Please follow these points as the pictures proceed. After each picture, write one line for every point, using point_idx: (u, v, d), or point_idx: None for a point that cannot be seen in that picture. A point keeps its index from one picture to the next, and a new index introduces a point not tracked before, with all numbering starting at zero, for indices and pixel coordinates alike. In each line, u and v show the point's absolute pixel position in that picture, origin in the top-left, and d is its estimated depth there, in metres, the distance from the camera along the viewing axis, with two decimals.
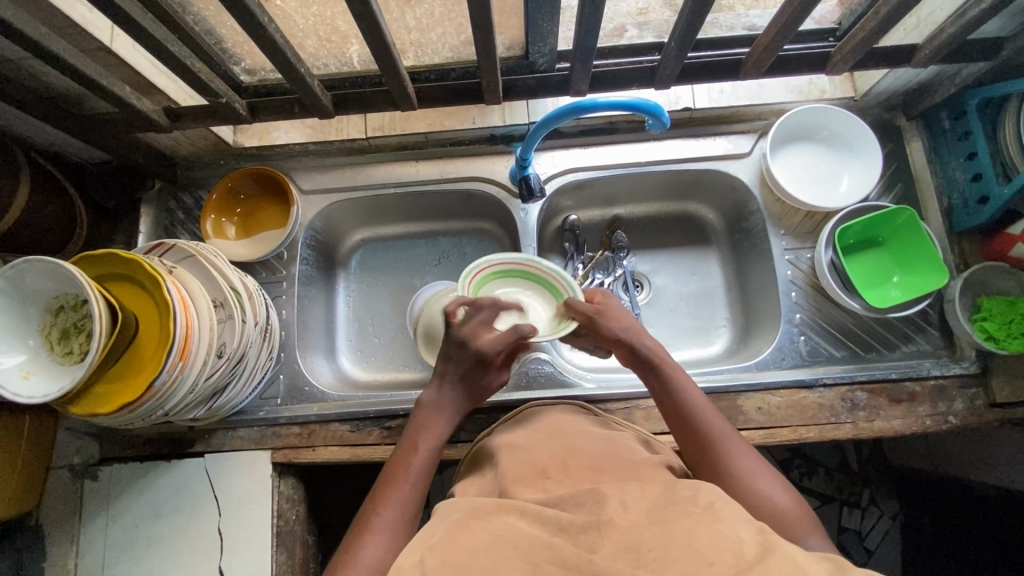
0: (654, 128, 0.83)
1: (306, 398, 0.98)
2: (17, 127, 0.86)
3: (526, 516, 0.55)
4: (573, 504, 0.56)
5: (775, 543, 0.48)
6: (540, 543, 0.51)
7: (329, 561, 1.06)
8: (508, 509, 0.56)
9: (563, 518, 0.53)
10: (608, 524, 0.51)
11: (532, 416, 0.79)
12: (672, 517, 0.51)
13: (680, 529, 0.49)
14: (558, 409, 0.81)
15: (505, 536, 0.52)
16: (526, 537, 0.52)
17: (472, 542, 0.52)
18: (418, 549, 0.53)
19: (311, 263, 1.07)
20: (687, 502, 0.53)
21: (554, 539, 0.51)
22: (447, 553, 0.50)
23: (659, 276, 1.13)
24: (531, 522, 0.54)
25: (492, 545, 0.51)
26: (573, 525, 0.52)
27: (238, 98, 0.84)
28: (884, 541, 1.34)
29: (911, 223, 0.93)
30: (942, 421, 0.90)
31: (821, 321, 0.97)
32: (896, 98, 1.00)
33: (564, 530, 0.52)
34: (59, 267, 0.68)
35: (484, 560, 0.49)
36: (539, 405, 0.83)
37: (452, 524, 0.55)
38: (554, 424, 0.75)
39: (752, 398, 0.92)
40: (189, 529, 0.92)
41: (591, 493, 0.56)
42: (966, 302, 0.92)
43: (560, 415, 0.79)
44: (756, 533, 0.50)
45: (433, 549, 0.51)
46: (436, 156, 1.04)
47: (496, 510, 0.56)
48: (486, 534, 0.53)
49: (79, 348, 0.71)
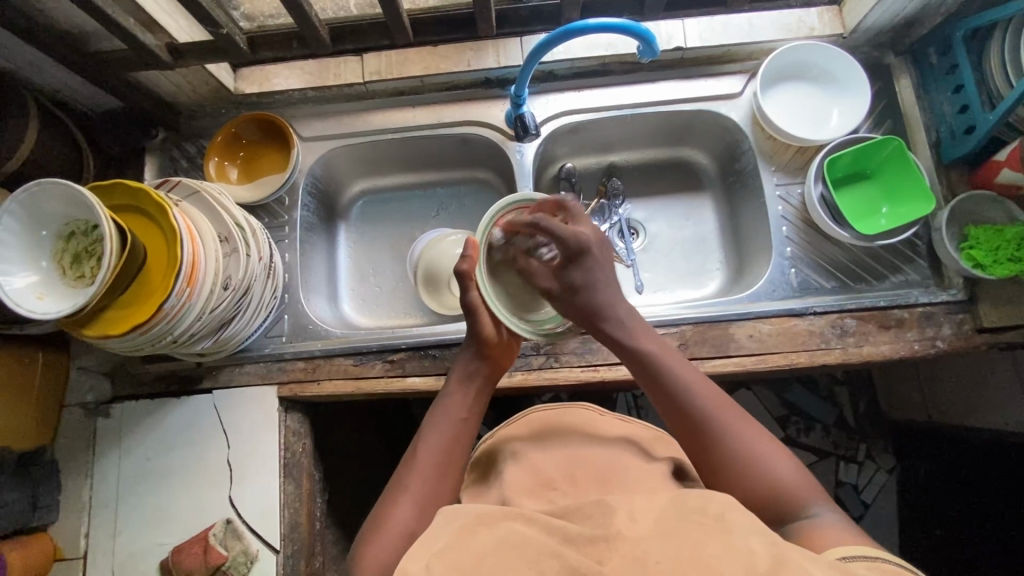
0: (646, 56, 0.86)
1: (310, 336, 1.01)
2: (24, 73, 0.89)
3: (534, 525, 0.55)
4: (581, 517, 0.57)
5: (789, 556, 0.47)
6: (549, 551, 0.51)
7: (336, 501, 1.08)
8: (514, 516, 0.56)
9: (573, 531, 0.53)
10: (617, 538, 0.51)
11: (543, 426, 0.81)
12: (681, 531, 0.51)
13: (687, 542, 0.49)
14: (564, 411, 0.84)
15: (510, 540, 0.52)
16: (534, 543, 0.52)
17: (481, 542, 0.52)
18: (423, 554, 0.52)
19: (312, 210, 1.09)
20: (698, 514, 0.53)
21: (563, 548, 0.51)
22: (456, 554, 0.50)
23: (654, 221, 1.15)
24: (540, 530, 0.54)
25: (498, 550, 0.51)
26: (580, 537, 0.53)
27: (239, 33, 0.87)
28: (880, 494, 1.36)
29: (898, 153, 0.95)
30: (930, 345, 0.92)
31: (812, 255, 0.99)
32: (884, 35, 1.01)
33: (570, 541, 0.53)
34: (71, 190, 0.71)
35: (494, 562, 0.50)
36: (548, 407, 0.86)
37: (455, 531, 0.54)
38: (562, 437, 0.79)
39: (744, 326, 0.94)
40: (199, 462, 0.95)
41: (599, 506, 0.57)
42: (953, 232, 0.94)
43: (571, 418, 0.82)
44: (768, 545, 0.48)
45: (441, 554, 0.51)
46: (432, 102, 1.06)
47: (502, 517, 0.56)
48: (491, 539, 0.53)
49: (90, 271, 0.74)
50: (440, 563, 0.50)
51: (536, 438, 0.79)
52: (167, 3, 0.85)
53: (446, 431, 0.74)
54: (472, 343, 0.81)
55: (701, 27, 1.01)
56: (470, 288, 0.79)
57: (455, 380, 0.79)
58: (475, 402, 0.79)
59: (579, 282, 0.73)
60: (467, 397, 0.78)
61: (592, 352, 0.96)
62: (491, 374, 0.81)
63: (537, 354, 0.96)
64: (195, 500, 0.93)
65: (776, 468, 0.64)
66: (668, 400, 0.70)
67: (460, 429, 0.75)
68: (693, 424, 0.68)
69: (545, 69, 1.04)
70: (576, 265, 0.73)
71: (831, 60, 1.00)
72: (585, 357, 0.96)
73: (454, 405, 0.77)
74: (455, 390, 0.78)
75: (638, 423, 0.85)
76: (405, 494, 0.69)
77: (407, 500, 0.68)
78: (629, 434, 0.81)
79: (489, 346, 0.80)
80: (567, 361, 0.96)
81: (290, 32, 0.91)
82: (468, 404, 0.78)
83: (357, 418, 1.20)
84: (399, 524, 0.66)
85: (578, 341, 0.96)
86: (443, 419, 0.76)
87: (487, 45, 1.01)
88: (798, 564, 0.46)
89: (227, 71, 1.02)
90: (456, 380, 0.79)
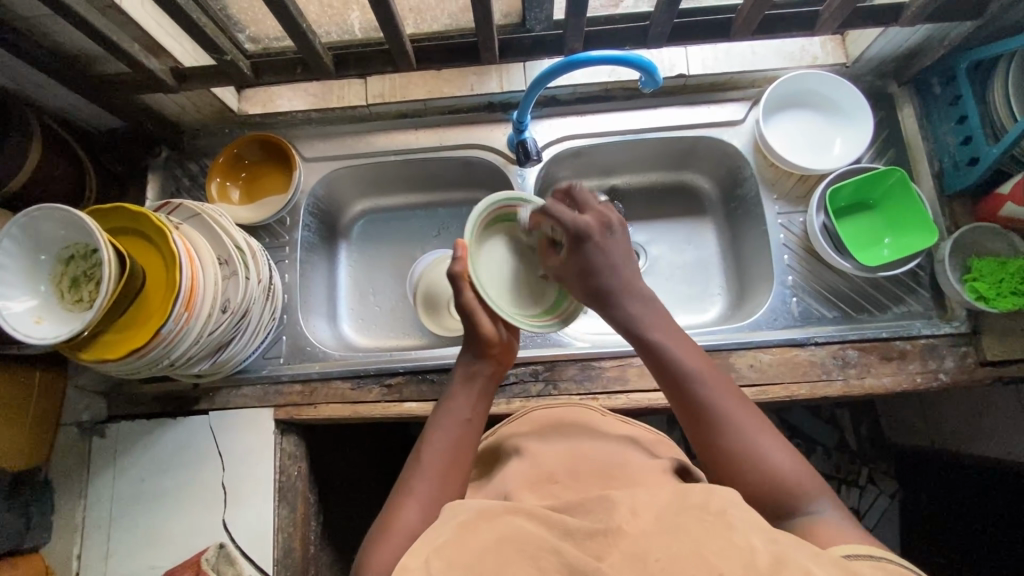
0: (648, 86, 0.86)
1: (308, 357, 1.00)
2: (30, 93, 0.89)
3: (533, 518, 0.55)
4: (583, 512, 0.56)
5: (790, 555, 0.46)
6: (549, 547, 0.50)
7: (331, 524, 1.07)
8: (515, 510, 0.56)
9: (573, 525, 0.52)
10: (618, 532, 0.50)
11: (541, 421, 0.82)
12: (681, 525, 0.50)
13: (690, 537, 0.48)
14: (561, 409, 0.84)
15: (511, 536, 0.52)
16: (532, 538, 0.52)
17: (480, 541, 0.51)
18: (424, 549, 0.51)
19: (313, 230, 1.09)
20: (697, 508, 0.51)
21: (562, 543, 0.51)
22: (455, 554, 0.50)
23: (655, 245, 1.15)
24: (540, 526, 0.54)
25: (497, 547, 0.51)
26: (579, 530, 0.52)
27: (242, 58, 0.88)
28: (882, 519, 1.35)
29: (901, 184, 0.94)
30: (933, 378, 0.91)
31: (813, 283, 0.98)
32: (886, 64, 1.01)
33: (570, 535, 0.52)
34: (71, 215, 0.71)
35: (493, 560, 0.49)
36: (545, 405, 0.87)
37: (456, 527, 0.54)
38: (553, 434, 0.79)
39: (744, 356, 0.94)
40: (193, 483, 0.94)
41: (600, 501, 0.56)
42: (956, 263, 0.94)
43: (567, 415, 0.83)
44: (769, 543, 0.47)
45: (440, 550, 0.50)
46: (436, 124, 1.07)
47: (502, 513, 0.56)
48: (491, 534, 0.52)
49: (89, 295, 0.74)
50: (439, 559, 0.49)
51: (532, 433, 0.79)
52: (172, 27, 0.86)
53: (451, 431, 0.73)
54: (472, 346, 0.79)
55: (703, 55, 1.02)
56: (462, 289, 0.76)
57: (462, 373, 0.78)
58: (480, 402, 0.77)
59: (595, 267, 0.72)
60: (472, 397, 0.77)
61: (590, 379, 0.95)
62: (494, 374, 0.79)
63: (536, 381, 0.95)
64: (188, 522, 0.93)
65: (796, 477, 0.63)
66: (668, 382, 0.70)
67: (465, 429, 0.74)
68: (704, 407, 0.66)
69: (548, 94, 1.05)
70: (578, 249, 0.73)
71: (832, 88, 1.01)
72: (583, 384, 0.95)
73: (459, 404, 0.76)
74: (460, 390, 0.77)
75: (640, 423, 0.85)
76: (411, 495, 0.67)
77: (413, 501, 0.66)
78: (632, 433, 0.80)
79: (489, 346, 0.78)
80: (565, 388, 0.95)
81: (294, 57, 0.91)
82: (473, 402, 0.76)
83: (352, 437, 1.19)
84: (403, 523, 0.64)
85: (576, 367, 0.96)
86: (451, 416, 0.74)
87: (491, 70, 1.04)
88: (799, 562, 0.45)
89: (231, 92, 1.03)
90: (462, 373, 0.79)
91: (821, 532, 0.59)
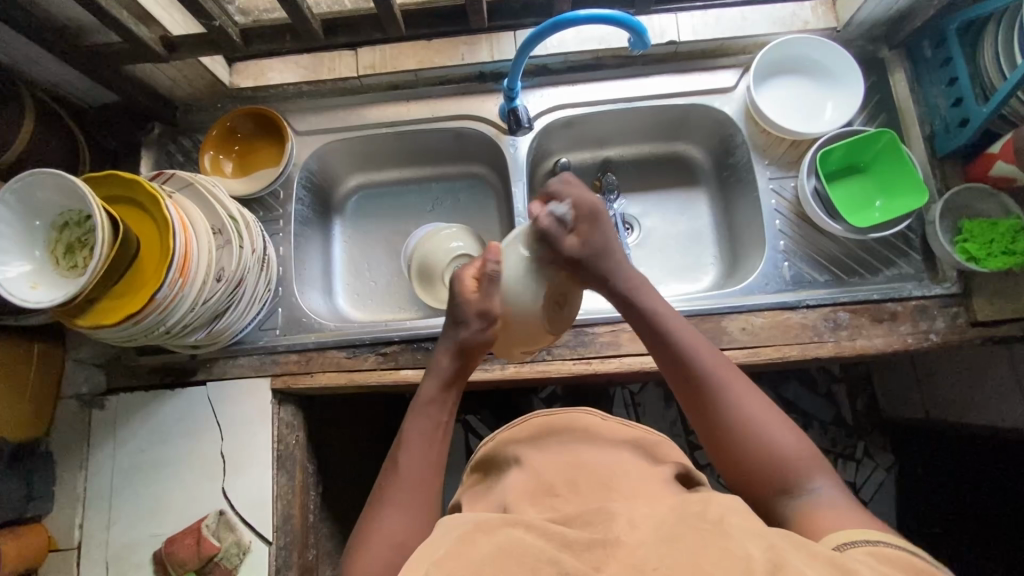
0: (637, 48, 0.85)
1: (303, 329, 1.01)
2: (21, 66, 0.89)
3: (532, 530, 0.55)
4: (581, 523, 0.57)
5: (786, 559, 0.46)
6: (546, 557, 0.51)
7: (328, 494, 1.09)
8: (513, 521, 0.56)
9: (571, 535, 0.53)
10: (616, 542, 0.52)
11: (541, 425, 0.80)
12: (680, 533, 0.51)
13: (688, 548, 0.49)
14: (562, 415, 0.81)
15: (509, 547, 0.52)
16: (531, 549, 0.52)
17: (481, 553, 0.51)
18: (422, 561, 0.52)
19: (307, 205, 1.09)
20: (697, 518, 0.52)
21: (560, 553, 0.51)
22: (454, 565, 0.50)
23: (650, 216, 1.15)
24: (539, 536, 0.54)
25: (496, 557, 0.51)
26: (578, 542, 0.52)
27: (232, 26, 0.88)
28: (878, 491, 1.36)
29: (891, 146, 0.95)
30: (923, 338, 0.92)
31: (805, 249, 0.99)
32: (877, 29, 1.01)
33: (568, 546, 0.52)
34: (63, 180, 0.71)
35: (491, 569, 0.49)
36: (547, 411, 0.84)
37: (456, 539, 0.54)
38: (563, 434, 0.78)
39: (736, 319, 0.94)
40: (192, 454, 0.95)
41: (600, 513, 0.57)
42: (948, 225, 0.94)
43: (570, 419, 0.80)
44: (766, 549, 0.47)
45: (440, 562, 0.51)
46: (426, 95, 1.07)
47: (501, 523, 0.56)
48: (490, 546, 0.52)
49: (84, 261, 0.75)
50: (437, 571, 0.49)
51: (530, 429, 0.79)
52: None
53: (423, 448, 0.72)
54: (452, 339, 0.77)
55: (693, 21, 1.02)
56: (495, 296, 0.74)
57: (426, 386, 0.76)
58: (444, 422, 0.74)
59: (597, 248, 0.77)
60: (434, 417, 0.74)
61: (584, 345, 0.96)
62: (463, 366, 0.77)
63: None
64: (187, 493, 0.94)
65: (780, 441, 0.65)
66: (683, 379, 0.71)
67: (436, 446, 0.73)
68: (685, 376, 0.71)
69: (537, 63, 1.05)
70: (591, 225, 0.77)
71: (822, 53, 1.01)
72: (577, 349, 0.96)
73: (423, 427, 0.73)
74: (421, 412, 0.74)
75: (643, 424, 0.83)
76: (390, 504, 0.67)
77: (393, 509, 0.67)
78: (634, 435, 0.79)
79: (478, 351, 0.77)
80: (559, 354, 0.96)
81: (282, 26, 0.92)
82: (434, 421, 0.74)
83: (349, 410, 1.20)
84: (387, 535, 0.65)
85: (570, 334, 0.97)
86: (419, 432, 0.73)
87: (481, 40, 1.04)
88: (793, 564, 0.46)
89: (222, 65, 1.03)
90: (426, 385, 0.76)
91: (810, 508, 0.60)
